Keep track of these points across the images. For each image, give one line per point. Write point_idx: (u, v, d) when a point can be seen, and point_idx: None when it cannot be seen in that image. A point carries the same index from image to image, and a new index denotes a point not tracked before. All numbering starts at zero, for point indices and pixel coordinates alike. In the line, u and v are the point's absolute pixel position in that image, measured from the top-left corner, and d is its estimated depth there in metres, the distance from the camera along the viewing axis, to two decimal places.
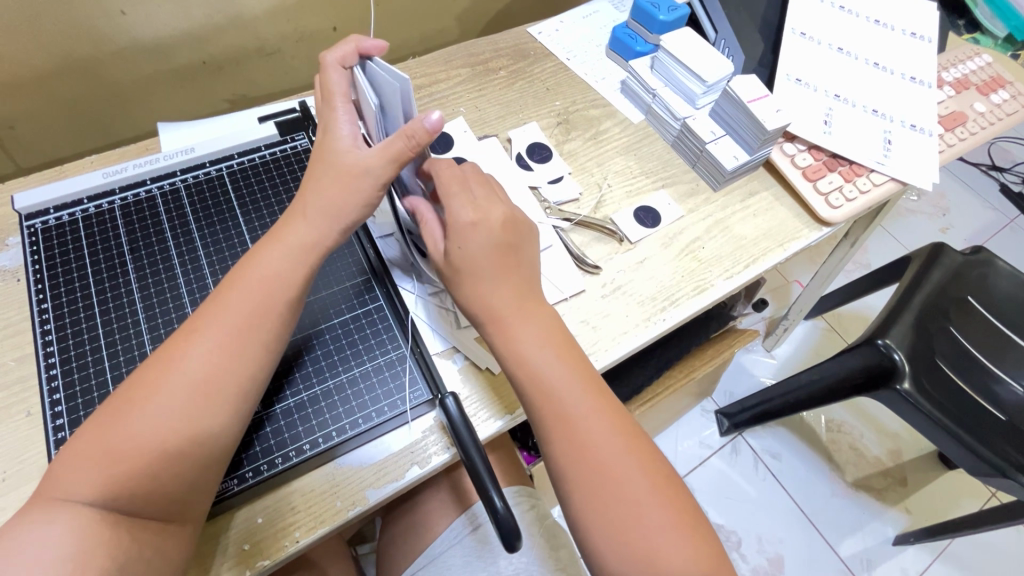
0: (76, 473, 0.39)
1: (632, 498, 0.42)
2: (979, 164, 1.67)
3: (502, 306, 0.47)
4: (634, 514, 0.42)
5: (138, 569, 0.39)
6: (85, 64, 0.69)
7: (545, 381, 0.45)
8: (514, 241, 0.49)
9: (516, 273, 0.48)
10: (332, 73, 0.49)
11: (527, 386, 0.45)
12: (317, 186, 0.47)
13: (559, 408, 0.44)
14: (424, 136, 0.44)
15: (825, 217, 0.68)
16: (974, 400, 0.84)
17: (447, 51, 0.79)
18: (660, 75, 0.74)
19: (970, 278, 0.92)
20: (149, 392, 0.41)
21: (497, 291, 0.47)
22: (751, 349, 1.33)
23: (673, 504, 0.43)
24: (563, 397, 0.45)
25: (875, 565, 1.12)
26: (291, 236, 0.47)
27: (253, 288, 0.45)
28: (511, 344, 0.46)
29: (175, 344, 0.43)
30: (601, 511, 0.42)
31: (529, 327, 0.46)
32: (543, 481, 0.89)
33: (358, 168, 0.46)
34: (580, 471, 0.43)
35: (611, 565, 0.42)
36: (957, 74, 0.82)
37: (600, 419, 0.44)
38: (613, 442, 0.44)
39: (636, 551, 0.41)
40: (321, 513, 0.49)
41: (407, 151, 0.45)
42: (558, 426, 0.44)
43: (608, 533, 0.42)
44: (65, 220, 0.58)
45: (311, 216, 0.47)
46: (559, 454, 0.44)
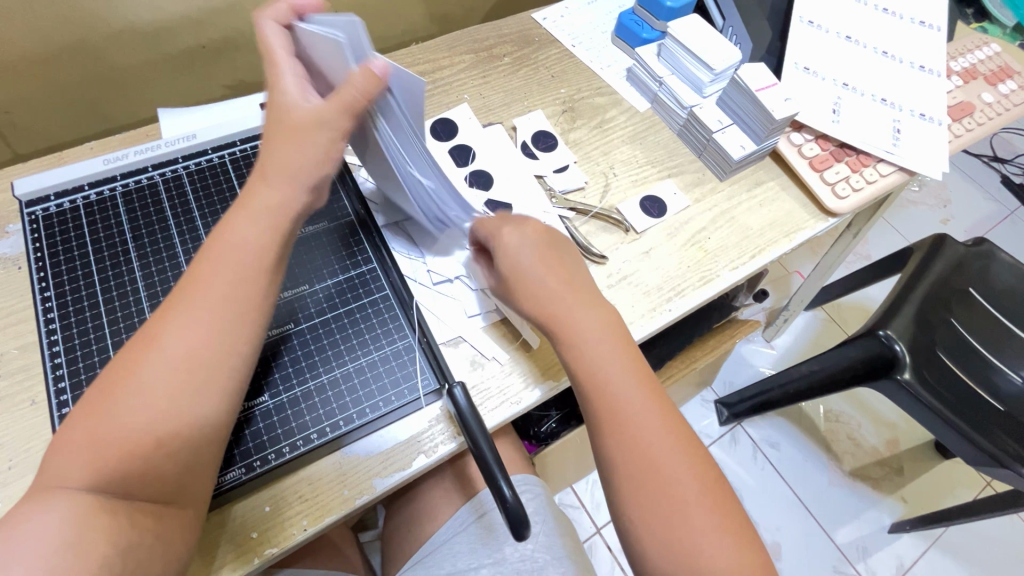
0: (80, 460, 0.38)
1: (681, 500, 0.43)
2: (982, 155, 1.66)
3: (561, 305, 0.48)
4: (680, 518, 0.42)
5: (143, 553, 0.39)
6: (82, 49, 0.68)
7: (603, 376, 0.46)
8: (555, 244, 0.51)
9: (566, 274, 0.49)
10: (268, 31, 0.46)
11: (583, 380, 0.46)
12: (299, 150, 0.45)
13: (613, 402, 0.45)
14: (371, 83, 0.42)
15: (831, 208, 0.67)
16: (973, 391, 0.84)
17: (451, 36, 0.78)
18: (666, 63, 0.73)
19: (972, 269, 0.92)
20: (147, 375, 0.40)
21: (551, 290, 0.48)
22: (751, 340, 1.34)
23: (718, 506, 0.43)
24: (619, 391, 0.45)
25: (870, 552, 1.13)
26: (257, 202, 0.46)
27: (229, 259, 0.44)
28: (567, 337, 0.47)
29: (170, 327, 0.43)
30: (652, 511, 0.42)
31: (592, 322, 0.47)
32: (545, 468, 0.89)
33: (311, 121, 0.44)
34: (630, 469, 0.44)
35: (654, 561, 0.42)
36: (965, 64, 0.82)
37: (651, 416, 0.45)
38: (662, 442, 0.44)
39: (682, 551, 0.42)
40: (329, 501, 0.49)
41: (356, 99, 0.43)
42: (611, 420, 0.45)
43: (655, 530, 0.42)
44: (65, 207, 0.58)
45: (271, 179, 0.45)
46: (613, 451, 0.44)
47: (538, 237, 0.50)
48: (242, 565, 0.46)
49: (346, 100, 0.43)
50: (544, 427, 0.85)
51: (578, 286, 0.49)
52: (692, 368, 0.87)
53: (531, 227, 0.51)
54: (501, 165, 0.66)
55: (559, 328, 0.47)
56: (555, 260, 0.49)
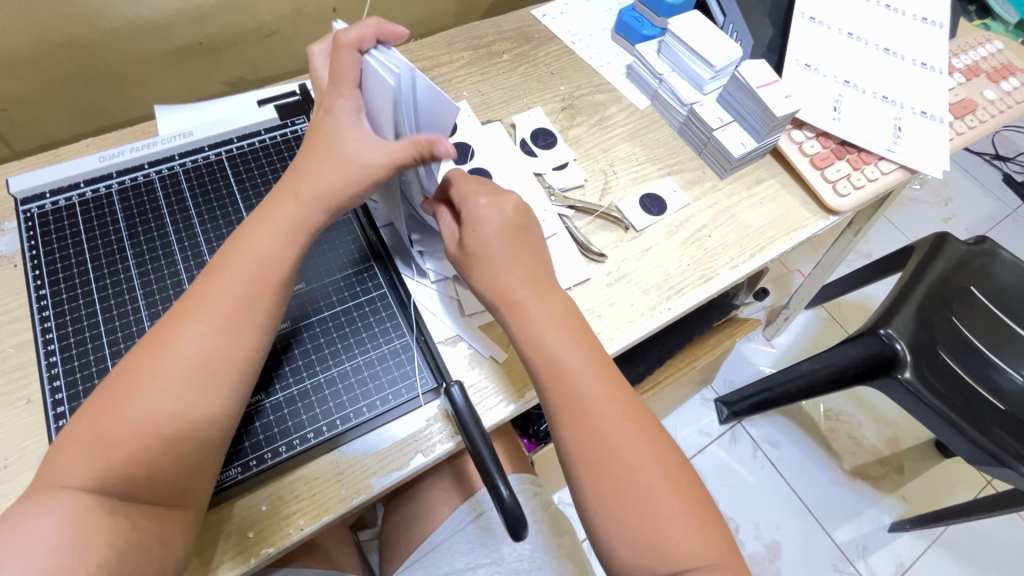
0: (77, 460, 0.38)
1: (642, 485, 0.42)
2: (983, 153, 1.65)
3: (518, 290, 0.47)
4: (640, 504, 0.41)
5: (142, 555, 0.39)
6: (79, 46, 0.68)
7: (559, 362, 0.45)
8: (524, 224, 0.49)
9: (527, 255, 0.48)
10: (343, 57, 0.42)
11: (540, 367, 0.45)
12: (319, 172, 0.46)
13: (571, 387, 0.44)
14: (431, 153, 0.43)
15: (832, 205, 0.67)
16: (974, 389, 0.84)
17: (450, 33, 0.77)
18: (667, 59, 0.73)
19: (973, 267, 0.92)
20: (152, 377, 0.40)
21: (508, 270, 0.47)
22: (752, 338, 1.33)
23: (682, 492, 0.42)
24: (575, 377, 0.44)
25: (870, 551, 1.13)
26: (280, 217, 0.46)
27: (247, 267, 0.44)
28: (522, 322, 0.46)
29: (167, 325, 0.42)
30: (611, 497, 0.42)
31: (545, 308, 0.46)
32: (544, 466, 0.89)
33: (358, 159, 0.45)
34: (586, 454, 0.43)
35: (618, 551, 0.41)
36: (967, 61, 0.81)
37: (610, 401, 0.44)
38: (621, 427, 0.43)
39: (644, 537, 0.41)
40: (325, 500, 0.49)
41: (411, 158, 0.44)
42: (567, 404, 0.44)
43: (616, 517, 0.41)
44: (61, 204, 0.57)
45: (303, 199, 0.46)
46: (570, 438, 0.43)
47: (507, 218, 0.48)
48: (239, 565, 0.46)
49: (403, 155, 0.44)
50: (543, 426, 0.84)
51: (540, 272, 0.48)
52: (691, 366, 0.85)
53: (503, 204, 0.49)
54: (500, 163, 0.66)
55: (514, 313, 0.47)
56: (520, 243, 0.48)
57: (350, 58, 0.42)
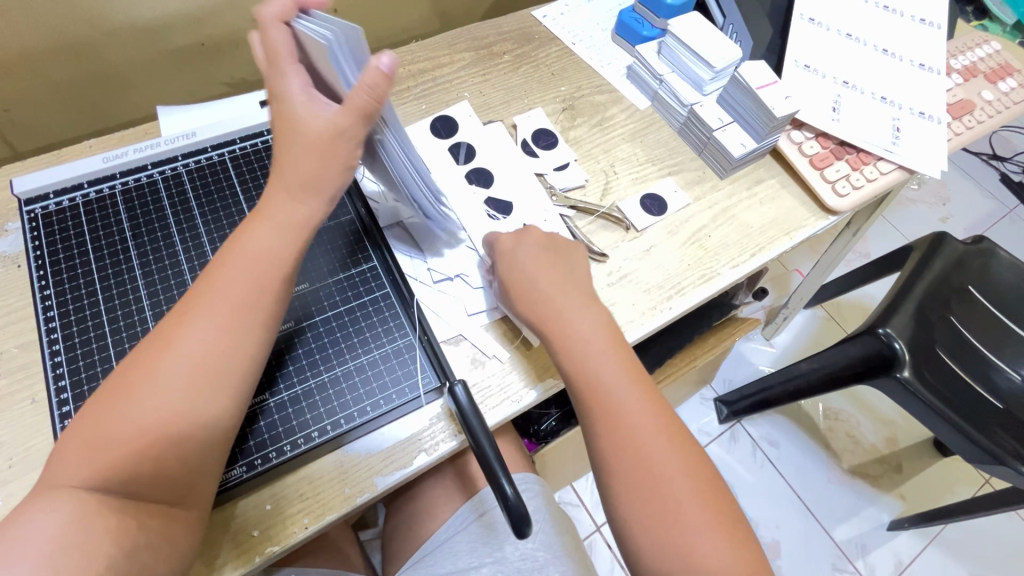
0: (83, 458, 0.38)
1: (676, 498, 0.43)
2: (980, 153, 1.66)
3: (559, 309, 0.49)
4: (672, 517, 0.43)
5: (147, 553, 0.39)
6: (82, 47, 0.68)
7: (598, 377, 0.47)
8: (554, 250, 0.54)
9: (563, 279, 0.51)
10: (274, 31, 0.43)
11: (579, 382, 0.47)
12: (293, 160, 0.44)
13: (607, 402, 0.46)
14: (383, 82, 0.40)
15: (832, 205, 0.67)
16: (972, 389, 0.84)
17: (451, 34, 0.77)
18: (667, 60, 0.73)
19: (971, 267, 0.92)
20: (156, 378, 0.40)
21: (549, 294, 0.50)
22: (751, 338, 1.33)
23: (712, 506, 0.43)
24: (613, 392, 0.46)
25: (869, 549, 1.14)
26: (277, 215, 0.45)
27: (247, 266, 0.44)
28: (563, 340, 0.48)
29: (171, 325, 0.42)
30: (644, 509, 0.43)
31: (587, 326, 0.49)
32: (545, 465, 0.89)
33: (328, 134, 0.43)
34: (621, 466, 0.44)
35: (649, 560, 0.43)
36: (965, 62, 0.82)
37: (645, 415, 0.46)
38: (655, 440, 0.45)
39: (676, 550, 0.42)
40: (330, 499, 0.49)
41: (370, 104, 0.41)
42: (605, 416, 0.46)
43: (648, 528, 0.43)
44: (65, 205, 0.57)
45: (292, 190, 0.45)
46: (608, 452, 0.45)
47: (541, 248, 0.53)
48: (243, 563, 0.46)
49: (359, 105, 0.41)
50: (545, 425, 0.85)
51: (576, 290, 0.51)
52: (691, 366, 0.87)
53: (529, 241, 0.54)
54: (501, 163, 0.66)
55: (556, 332, 0.49)
56: (553, 269, 0.52)
57: (279, 30, 0.43)
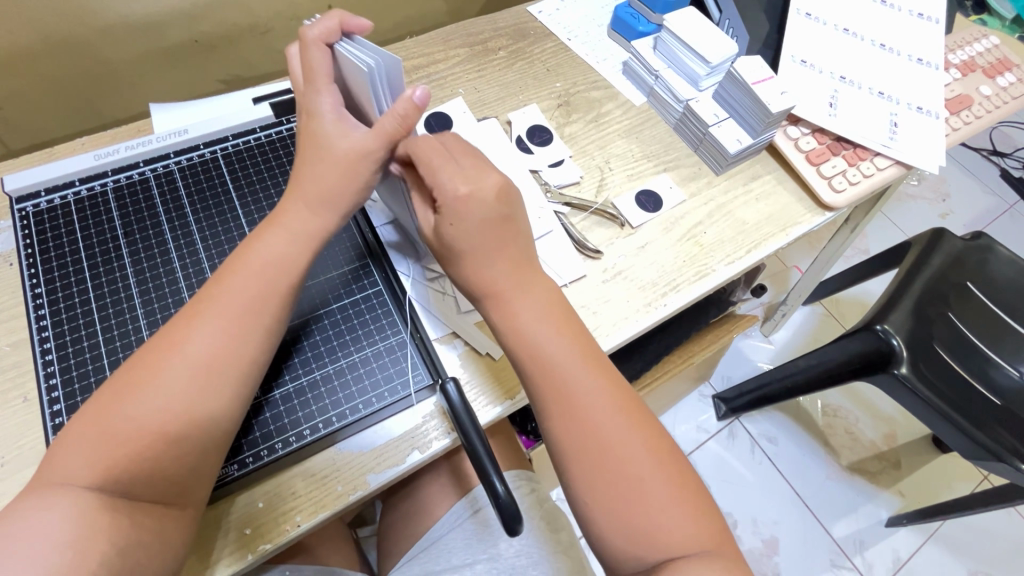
0: (77, 459, 0.38)
1: (633, 476, 0.42)
2: (980, 149, 1.65)
3: (500, 281, 0.46)
4: (631, 494, 0.42)
5: (141, 552, 0.39)
6: (74, 44, 0.67)
7: (545, 356, 0.44)
8: (509, 210, 0.46)
9: (512, 246, 0.46)
10: (314, 51, 0.45)
11: (527, 360, 0.45)
12: (317, 172, 0.46)
13: (557, 381, 0.44)
14: (413, 112, 0.44)
15: (829, 201, 0.67)
16: (970, 385, 0.84)
17: (446, 30, 0.77)
18: (662, 56, 0.72)
19: (970, 263, 0.92)
20: (154, 378, 0.40)
21: (492, 265, 0.46)
22: (749, 335, 1.33)
23: (674, 481, 0.43)
24: (560, 370, 0.44)
25: (867, 546, 1.14)
26: (293, 223, 0.47)
27: (254, 273, 0.44)
28: (506, 316, 0.46)
29: (174, 326, 0.42)
30: (599, 488, 0.42)
31: (529, 299, 0.46)
32: (541, 462, 0.89)
33: (355, 153, 0.45)
34: (573, 447, 0.43)
35: (609, 540, 0.42)
36: (964, 56, 0.81)
37: (598, 393, 0.44)
38: (611, 418, 0.43)
39: (635, 527, 0.41)
40: (322, 497, 0.49)
41: (399, 131, 0.45)
42: (554, 397, 0.44)
43: (604, 507, 0.42)
44: (57, 203, 0.57)
45: (312, 205, 0.46)
46: (558, 431, 0.44)
47: (479, 189, 0.44)
48: (236, 562, 0.46)
49: (388, 131, 0.45)
50: None
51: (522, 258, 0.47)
52: (689, 363, 0.88)
53: (483, 186, 0.44)
54: (495, 160, 0.66)
55: (499, 307, 0.46)
56: (499, 227, 0.45)
57: (321, 51, 0.45)
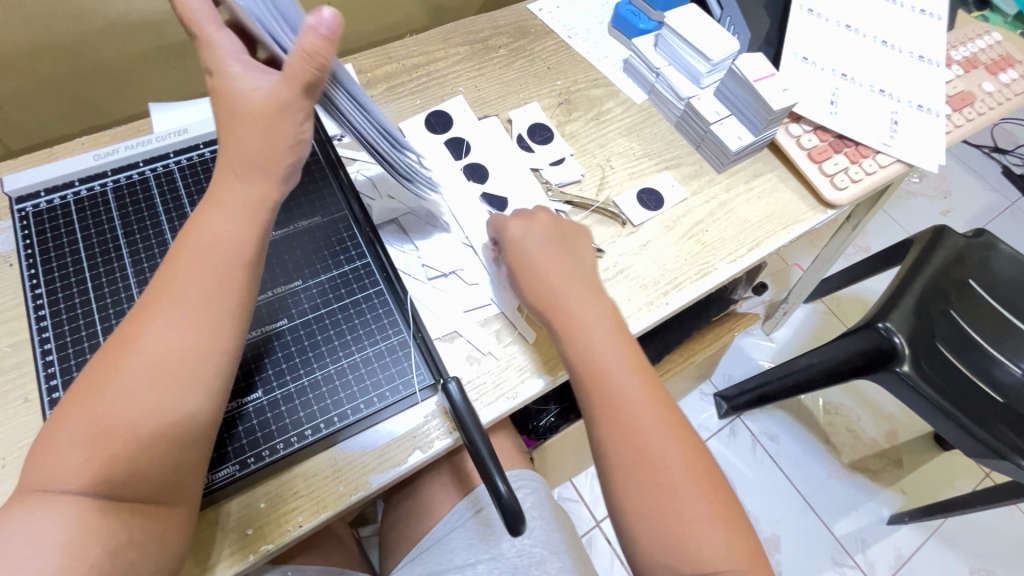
0: (51, 461, 0.38)
1: (674, 490, 0.42)
2: (982, 146, 1.65)
3: (563, 294, 0.48)
4: (675, 512, 0.41)
5: (134, 552, 0.39)
6: (73, 44, 0.67)
7: (602, 367, 0.45)
8: (562, 237, 0.53)
9: (573, 269, 0.50)
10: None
11: (584, 371, 0.46)
12: (237, 137, 0.42)
13: (606, 389, 0.45)
14: (322, 43, 0.38)
15: (830, 199, 0.67)
16: (972, 383, 0.84)
17: (446, 28, 0.77)
18: (663, 53, 0.72)
19: (972, 260, 0.92)
20: (126, 374, 0.39)
21: (559, 288, 0.49)
22: (751, 333, 1.33)
23: (717, 501, 0.42)
24: (610, 380, 0.45)
25: (869, 544, 1.13)
26: (231, 198, 0.43)
27: (204, 260, 0.42)
28: (566, 325, 0.47)
29: (132, 321, 0.41)
30: (644, 503, 0.42)
31: (589, 311, 0.48)
32: (544, 461, 0.89)
33: (270, 106, 0.41)
34: (621, 460, 0.43)
35: (650, 556, 0.42)
36: (966, 53, 0.81)
37: (649, 407, 0.44)
38: (659, 433, 0.43)
39: (678, 545, 0.41)
40: (324, 498, 0.49)
41: (311, 71, 0.40)
42: (606, 408, 0.44)
43: (648, 523, 0.42)
44: (56, 203, 0.57)
45: (241, 171, 0.42)
46: (606, 440, 0.44)
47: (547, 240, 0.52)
48: (237, 562, 0.46)
49: (299, 74, 0.40)
50: (543, 421, 0.84)
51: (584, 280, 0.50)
52: (690, 361, 0.87)
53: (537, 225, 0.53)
54: (497, 158, 0.66)
55: (561, 318, 0.48)
56: (554, 255, 0.51)
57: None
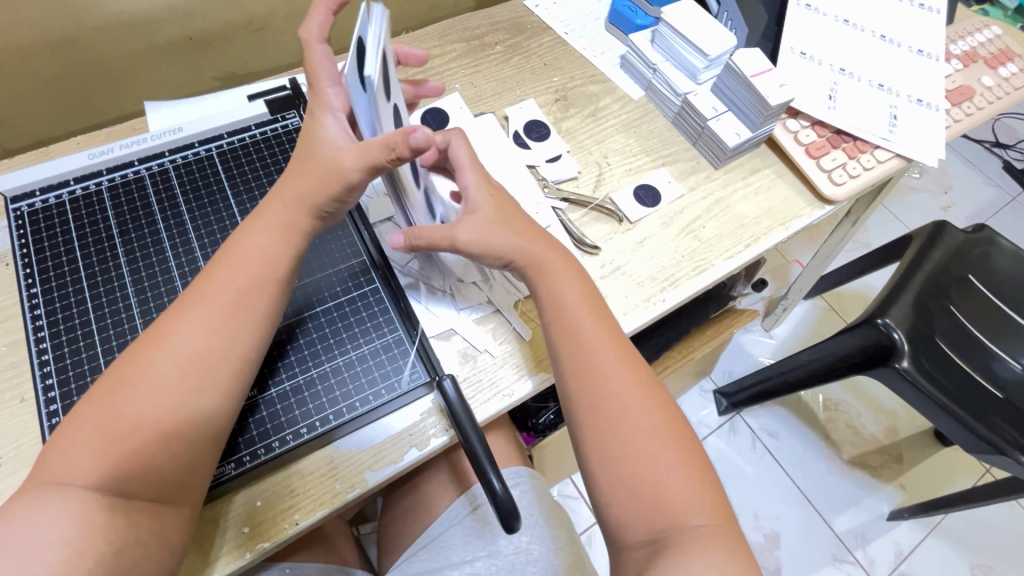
0: (70, 459, 0.38)
1: (643, 446, 0.44)
2: (982, 141, 1.64)
3: (536, 248, 0.49)
4: (639, 460, 0.44)
5: (137, 551, 0.38)
6: (66, 42, 0.67)
7: (571, 319, 0.48)
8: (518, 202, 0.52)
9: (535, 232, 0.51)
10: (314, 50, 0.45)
11: (556, 324, 0.48)
12: (298, 174, 0.45)
13: (583, 349, 0.47)
14: (404, 149, 0.39)
15: (828, 194, 0.67)
16: (972, 378, 0.84)
17: (442, 25, 0.76)
18: (660, 49, 0.72)
19: (972, 255, 0.92)
20: (147, 373, 0.41)
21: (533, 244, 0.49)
22: (750, 329, 1.33)
23: (682, 453, 0.44)
24: (586, 337, 0.48)
25: (869, 539, 1.14)
26: (272, 218, 0.46)
27: (239, 271, 0.44)
28: (545, 280, 0.49)
29: (165, 323, 0.43)
30: (609, 451, 0.44)
31: (562, 269, 0.50)
32: (542, 458, 0.89)
33: (334, 164, 0.44)
34: (588, 409, 0.46)
35: (616, 504, 0.43)
36: (965, 47, 0.80)
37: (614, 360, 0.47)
38: (623, 386, 0.46)
39: (644, 491, 0.43)
40: (320, 494, 0.49)
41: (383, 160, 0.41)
42: (575, 358, 0.47)
43: (614, 471, 0.44)
44: (52, 202, 0.57)
45: (289, 203, 0.46)
46: (581, 397, 0.46)
47: (492, 197, 0.50)
48: (234, 560, 0.46)
49: (371, 154, 0.41)
50: (542, 419, 0.84)
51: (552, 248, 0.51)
52: (689, 358, 0.86)
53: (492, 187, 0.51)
54: (493, 155, 0.66)
55: (539, 274, 0.49)
56: (505, 216, 0.50)
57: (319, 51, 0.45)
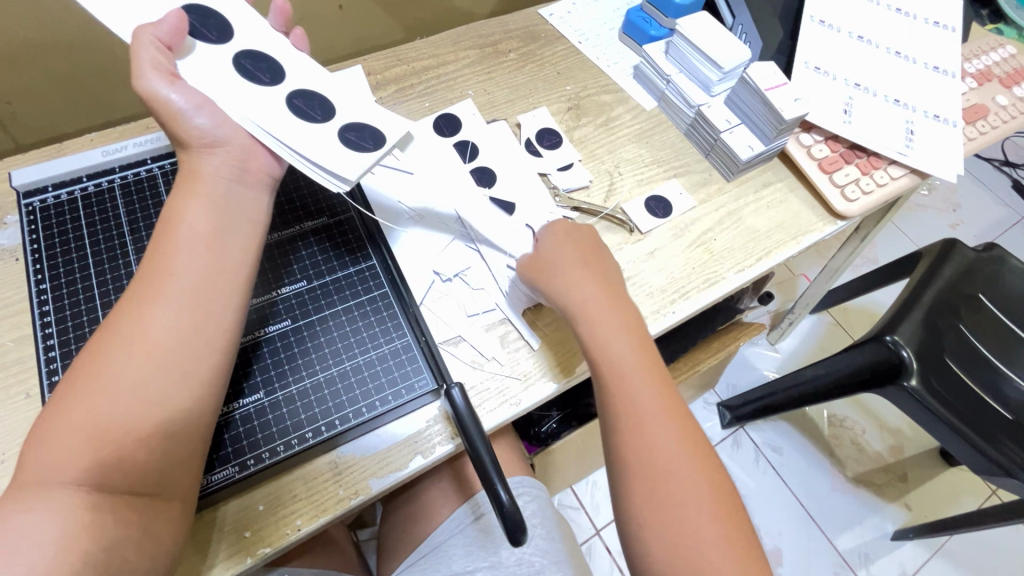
0: (49, 457, 0.37)
1: (688, 513, 0.44)
2: (992, 159, 1.64)
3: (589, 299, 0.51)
4: (682, 525, 0.43)
5: (128, 549, 0.38)
6: (84, 37, 0.67)
7: (625, 376, 0.48)
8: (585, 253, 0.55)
9: (603, 276, 0.54)
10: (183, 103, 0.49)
11: (604, 372, 0.49)
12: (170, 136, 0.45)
13: (632, 407, 0.47)
14: (144, 31, 0.44)
15: (840, 210, 0.66)
16: (981, 400, 0.82)
17: (457, 31, 0.76)
18: (675, 61, 0.72)
19: (980, 274, 0.91)
20: (123, 365, 0.39)
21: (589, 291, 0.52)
22: (755, 343, 1.32)
23: (725, 522, 0.44)
24: (639, 397, 0.47)
25: (873, 559, 1.12)
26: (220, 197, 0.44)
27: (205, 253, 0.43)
28: (593, 332, 0.50)
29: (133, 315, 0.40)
30: (656, 513, 0.44)
31: (610, 322, 0.50)
32: (545, 468, 0.88)
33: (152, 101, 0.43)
34: (638, 472, 0.45)
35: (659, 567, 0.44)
36: (980, 66, 0.80)
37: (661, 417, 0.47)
38: (672, 445, 0.46)
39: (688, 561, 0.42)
40: (324, 501, 0.48)
41: (146, 51, 0.43)
42: (627, 418, 0.47)
43: (659, 533, 0.44)
44: (63, 199, 0.57)
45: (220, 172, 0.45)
46: (628, 457, 0.46)
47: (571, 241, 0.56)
48: (233, 566, 0.45)
49: (148, 60, 0.43)
50: (545, 428, 0.83)
51: (615, 296, 0.52)
52: (695, 370, 0.86)
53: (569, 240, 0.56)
54: (506, 163, 0.66)
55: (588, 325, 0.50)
56: (585, 258, 0.55)
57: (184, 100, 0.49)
